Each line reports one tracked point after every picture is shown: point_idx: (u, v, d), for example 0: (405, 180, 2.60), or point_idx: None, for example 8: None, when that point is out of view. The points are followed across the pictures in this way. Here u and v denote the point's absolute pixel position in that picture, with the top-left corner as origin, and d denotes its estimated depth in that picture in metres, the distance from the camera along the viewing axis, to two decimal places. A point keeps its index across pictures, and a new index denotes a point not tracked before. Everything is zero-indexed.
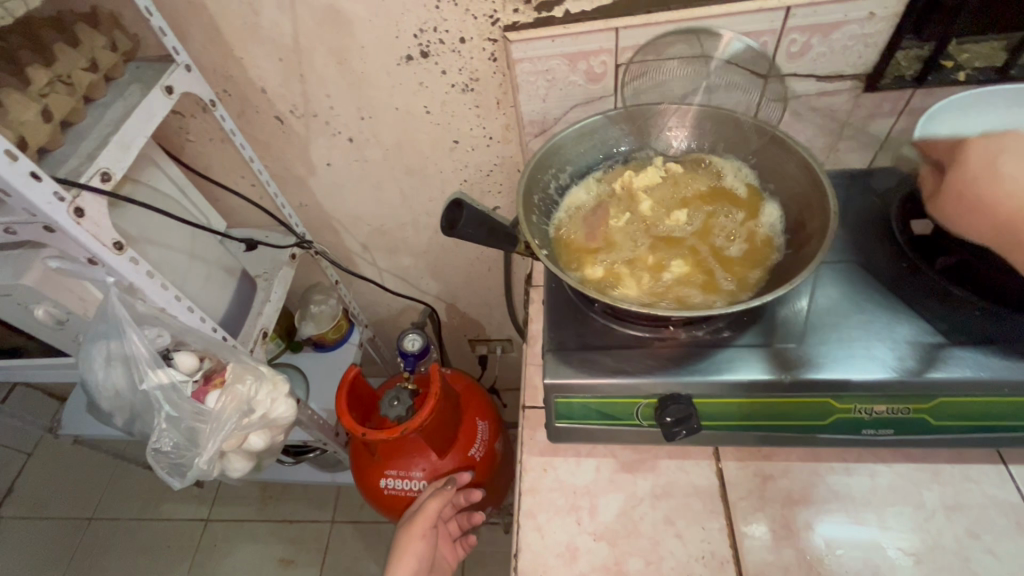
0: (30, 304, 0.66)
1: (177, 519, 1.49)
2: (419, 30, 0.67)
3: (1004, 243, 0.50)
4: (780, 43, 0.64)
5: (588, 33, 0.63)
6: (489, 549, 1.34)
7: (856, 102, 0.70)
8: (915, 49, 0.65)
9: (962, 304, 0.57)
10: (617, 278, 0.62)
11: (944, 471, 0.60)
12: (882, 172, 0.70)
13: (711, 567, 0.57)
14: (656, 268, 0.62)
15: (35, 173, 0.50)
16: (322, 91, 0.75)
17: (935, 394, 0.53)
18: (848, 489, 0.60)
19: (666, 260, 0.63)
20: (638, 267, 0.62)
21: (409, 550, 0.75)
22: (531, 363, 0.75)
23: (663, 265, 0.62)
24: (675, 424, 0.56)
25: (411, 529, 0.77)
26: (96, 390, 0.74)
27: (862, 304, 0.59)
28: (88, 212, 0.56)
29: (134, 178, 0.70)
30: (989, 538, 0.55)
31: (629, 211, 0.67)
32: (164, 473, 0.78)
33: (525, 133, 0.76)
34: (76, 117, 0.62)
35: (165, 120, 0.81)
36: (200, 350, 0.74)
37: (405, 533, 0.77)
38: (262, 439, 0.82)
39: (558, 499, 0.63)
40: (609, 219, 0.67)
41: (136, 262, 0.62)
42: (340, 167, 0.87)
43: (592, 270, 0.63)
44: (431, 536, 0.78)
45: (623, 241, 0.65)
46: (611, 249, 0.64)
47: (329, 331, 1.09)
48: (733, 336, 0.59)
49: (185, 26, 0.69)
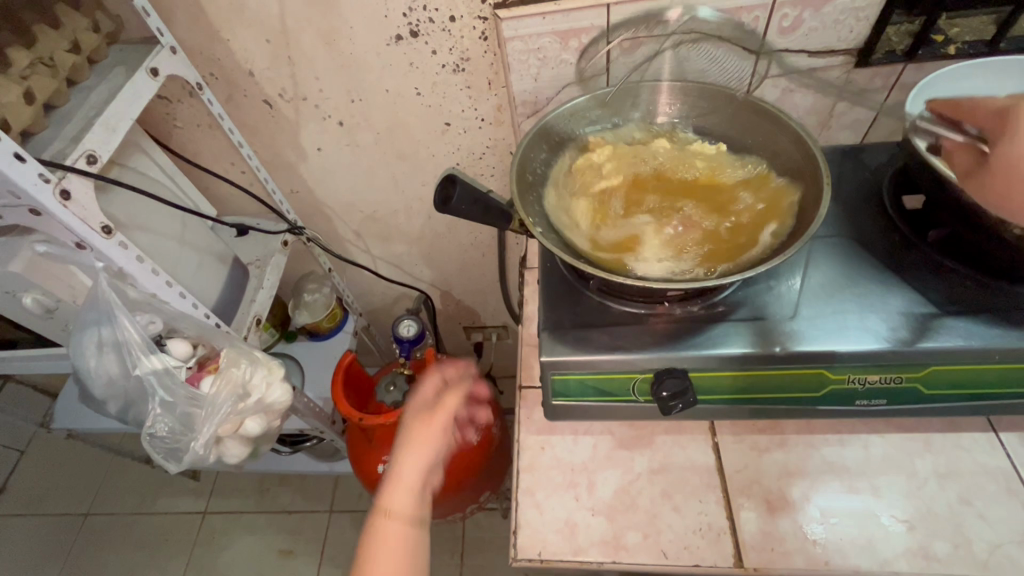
0: (18, 292, 0.66)
1: (174, 512, 1.49)
2: (408, 8, 0.66)
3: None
4: (771, 18, 0.64)
5: (579, 10, 0.62)
6: (488, 534, 1.35)
7: (847, 77, 0.70)
8: (906, 25, 0.64)
9: (953, 274, 0.58)
10: (723, 242, 0.60)
11: (935, 440, 0.60)
12: (873, 147, 0.70)
13: (708, 538, 0.57)
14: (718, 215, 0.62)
15: (18, 154, 0.49)
16: (311, 74, 0.74)
17: (926, 363, 0.54)
18: (842, 460, 0.60)
19: (709, 206, 0.63)
20: (660, 172, 0.66)
21: (416, 453, 0.63)
22: (526, 344, 0.75)
23: (722, 216, 0.62)
24: (672, 399, 0.56)
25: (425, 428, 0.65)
26: (88, 378, 0.74)
27: (856, 279, 0.59)
28: (75, 194, 0.55)
29: (120, 163, 0.70)
30: (979, 504, 0.56)
31: (664, 232, 0.61)
32: (160, 458, 0.78)
33: (517, 114, 0.75)
34: (60, 100, 0.62)
35: (151, 105, 0.80)
36: (194, 338, 0.74)
37: (414, 434, 0.64)
38: (258, 424, 0.82)
39: (555, 476, 0.63)
40: (676, 227, 0.61)
41: (125, 246, 0.61)
42: (330, 151, 0.86)
43: (737, 240, 0.60)
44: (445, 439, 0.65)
45: (655, 203, 0.64)
46: (688, 201, 0.64)
47: (323, 319, 1.08)
48: (728, 310, 0.59)
49: (169, 7, 0.68)
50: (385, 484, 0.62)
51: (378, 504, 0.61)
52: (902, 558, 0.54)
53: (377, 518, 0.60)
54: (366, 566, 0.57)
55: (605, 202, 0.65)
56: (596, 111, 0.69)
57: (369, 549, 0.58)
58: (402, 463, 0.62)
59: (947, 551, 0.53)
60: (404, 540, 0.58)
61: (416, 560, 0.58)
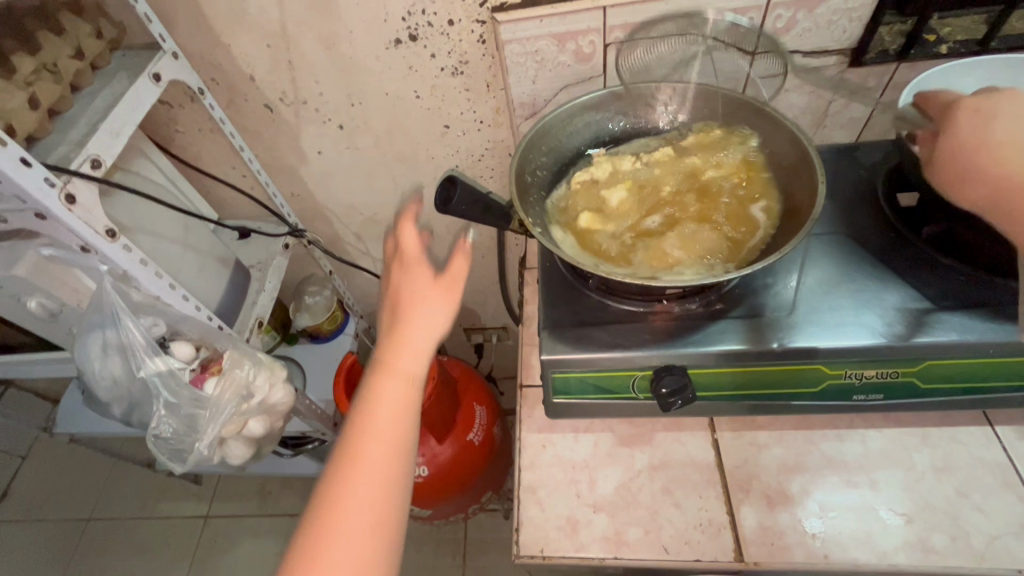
0: (23, 295, 0.67)
1: (176, 516, 1.49)
2: (407, 12, 0.67)
3: (988, 209, 0.48)
4: (765, 19, 0.65)
5: (576, 13, 0.63)
6: (490, 535, 1.35)
7: (841, 77, 0.71)
8: (898, 25, 0.65)
9: (947, 270, 0.59)
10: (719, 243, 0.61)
11: (933, 434, 0.61)
12: (868, 146, 0.71)
13: (708, 533, 0.57)
14: (714, 217, 0.63)
15: (24, 159, 0.50)
16: (311, 78, 0.75)
17: (922, 357, 0.54)
18: (840, 455, 0.61)
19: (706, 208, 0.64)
20: (651, 177, 0.67)
21: (427, 320, 0.58)
22: (527, 344, 0.76)
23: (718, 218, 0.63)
24: (671, 395, 0.57)
25: (439, 294, 0.59)
26: (93, 381, 0.75)
27: (852, 275, 0.60)
28: (80, 198, 0.56)
29: (123, 167, 0.71)
30: (976, 496, 0.56)
31: (680, 233, 0.62)
32: (165, 459, 0.79)
33: (516, 116, 0.76)
34: (63, 106, 0.62)
35: (153, 110, 0.81)
36: (195, 339, 0.75)
37: (426, 297, 0.58)
38: (261, 425, 0.82)
39: (556, 473, 0.64)
40: (686, 226, 0.63)
41: (129, 249, 0.62)
42: (331, 154, 0.86)
43: (732, 241, 0.61)
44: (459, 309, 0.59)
45: (653, 207, 0.65)
46: (685, 201, 0.65)
47: (324, 322, 1.09)
48: (726, 308, 0.60)
49: (171, 13, 0.69)
50: (390, 345, 0.57)
51: (380, 364, 0.56)
52: (900, 551, 0.54)
53: (377, 378, 0.55)
54: (360, 423, 0.53)
55: (614, 215, 0.65)
56: (574, 125, 0.69)
57: (365, 409, 0.53)
58: (411, 327, 0.57)
59: (945, 544, 0.54)
60: (402, 406, 0.54)
61: (412, 431, 0.54)
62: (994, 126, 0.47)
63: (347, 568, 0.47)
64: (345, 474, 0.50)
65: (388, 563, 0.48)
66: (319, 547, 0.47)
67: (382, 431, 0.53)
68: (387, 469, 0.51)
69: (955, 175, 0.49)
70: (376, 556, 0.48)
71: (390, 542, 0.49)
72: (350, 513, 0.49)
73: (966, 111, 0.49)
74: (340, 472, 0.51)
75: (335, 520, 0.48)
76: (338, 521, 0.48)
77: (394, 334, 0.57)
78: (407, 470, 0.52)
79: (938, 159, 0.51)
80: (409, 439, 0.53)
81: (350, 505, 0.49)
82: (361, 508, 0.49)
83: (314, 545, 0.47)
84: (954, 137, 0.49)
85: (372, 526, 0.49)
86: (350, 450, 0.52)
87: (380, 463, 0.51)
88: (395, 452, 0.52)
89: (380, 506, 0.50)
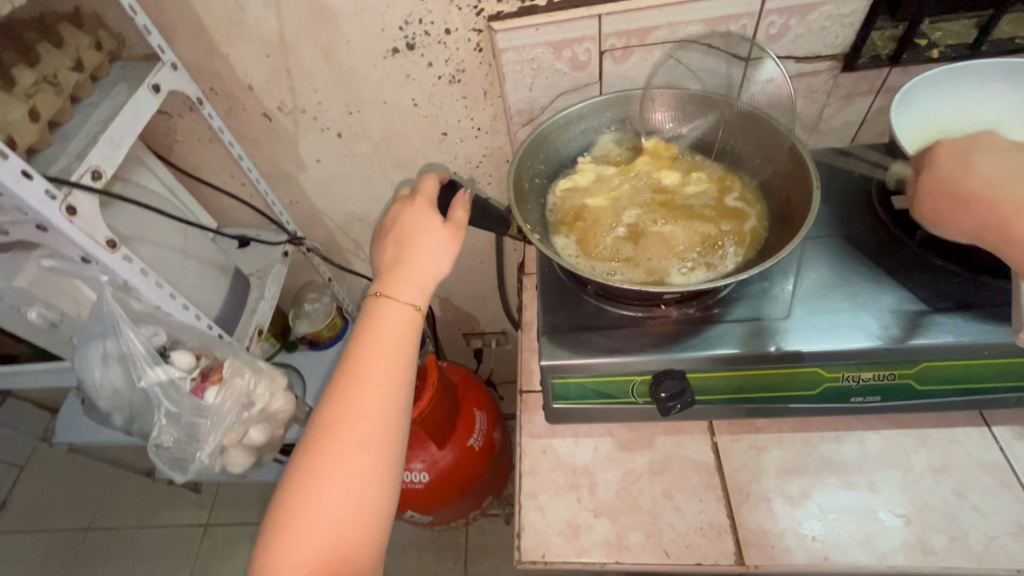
0: (23, 306, 0.67)
1: (176, 525, 1.48)
2: (404, 22, 0.67)
3: (990, 237, 0.47)
4: (759, 25, 0.65)
5: (571, 21, 0.64)
6: (491, 540, 1.35)
7: (835, 82, 0.72)
8: (888, 30, 0.66)
9: (942, 272, 0.59)
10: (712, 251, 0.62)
11: (930, 435, 0.62)
12: (862, 150, 0.72)
13: (709, 537, 0.58)
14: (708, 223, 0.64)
15: (26, 172, 0.50)
16: (309, 87, 0.76)
17: (918, 359, 0.55)
18: (839, 456, 0.61)
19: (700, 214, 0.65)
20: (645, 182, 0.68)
21: (431, 254, 0.57)
22: (527, 349, 0.76)
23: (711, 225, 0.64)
24: (670, 400, 0.57)
25: (443, 230, 0.58)
26: (94, 391, 0.75)
27: (848, 277, 0.60)
28: (81, 210, 0.56)
29: (122, 177, 0.71)
30: (974, 496, 0.57)
31: (675, 239, 0.63)
32: (166, 468, 0.80)
33: (513, 123, 0.77)
34: (64, 117, 0.63)
35: (152, 120, 0.81)
36: (196, 348, 0.75)
37: (430, 231, 0.58)
38: (261, 434, 0.83)
39: (557, 478, 0.64)
40: (679, 230, 0.64)
41: (129, 260, 0.62)
42: (329, 162, 0.87)
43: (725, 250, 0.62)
44: (461, 246, 0.59)
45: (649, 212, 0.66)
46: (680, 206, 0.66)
47: (323, 329, 1.09)
48: (723, 312, 0.60)
49: (170, 23, 0.69)
50: (392, 275, 0.57)
51: (382, 293, 0.56)
52: (900, 552, 0.55)
53: (378, 306, 0.55)
54: (362, 348, 0.53)
55: (607, 219, 0.66)
56: (572, 130, 0.70)
57: (366, 336, 0.53)
58: (414, 259, 0.57)
59: (944, 544, 0.54)
60: (403, 334, 0.54)
61: (411, 365, 0.54)
62: (977, 154, 0.49)
63: (350, 484, 0.48)
64: (346, 397, 0.51)
65: (389, 480, 0.50)
66: (323, 464, 0.48)
67: (384, 356, 0.53)
68: (388, 394, 0.51)
69: (949, 204, 0.50)
70: (378, 474, 0.49)
71: (391, 461, 0.50)
72: (352, 434, 0.49)
73: (947, 145, 0.51)
74: (342, 394, 0.51)
75: (338, 440, 0.49)
76: (341, 441, 0.49)
77: (396, 266, 0.57)
78: (407, 394, 0.53)
79: (926, 193, 0.51)
80: (409, 366, 0.54)
81: (353, 427, 0.50)
82: (363, 429, 0.50)
83: (317, 463, 0.48)
84: (940, 167, 0.50)
85: (374, 449, 0.49)
86: (351, 374, 0.52)
87: (382, 388, 0.51)
88: (395, 378, 0.52)
89: (382, 428, 0.50)
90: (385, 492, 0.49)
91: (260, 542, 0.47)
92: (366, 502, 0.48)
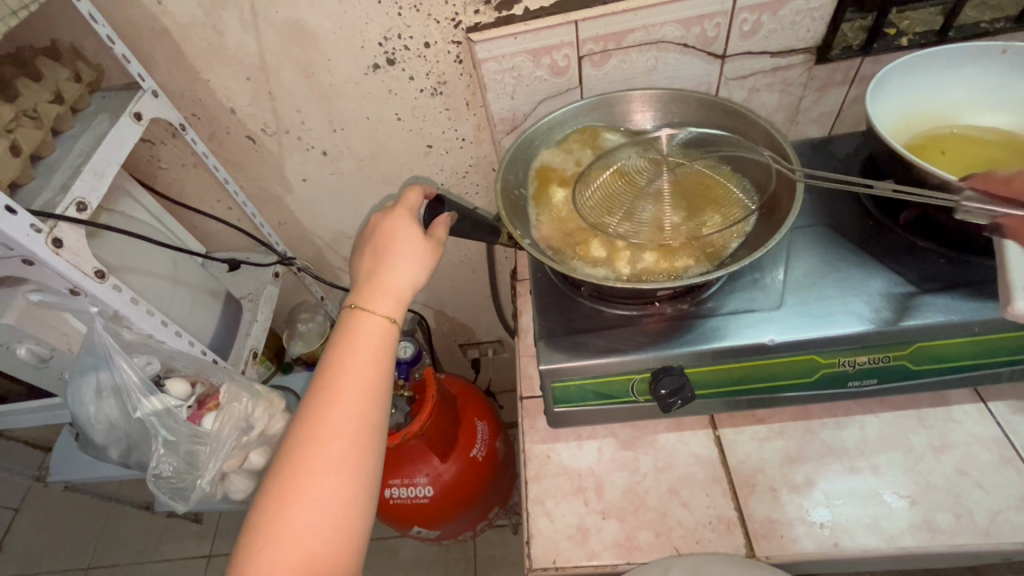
0: (13, 343, 0.67)
1: (179, 558, 1.46)
2: (384, 37, 0.68)
3: None
4: (732, 23, 0.66)
5: (549, 29, 0.65)
6: (499, 552, 1.34)
7: (810, 74, 0.73)
8: (859, 21, 0.69)
9: (927, 252, 0.60)
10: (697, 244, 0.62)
11: (928, 415, 0.62)
12: (842, 138, 0.73)
13: (719, 531, 0.58)
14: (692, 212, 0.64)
15: (9, 207, 0.50)
16: (292, 107, 0.76)
17: (912, 340, 0.56)
18: (841, 442, 0.62)
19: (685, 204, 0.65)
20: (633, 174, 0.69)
21: (407, 266, 0.57)
22: (524, 355, 0.76)
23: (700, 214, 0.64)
24: (671, 396, 0.58)
25: (420, 243, 0.58)
26: (88, 424, 0.75)
27: (835, 264, 0.61)
28: (67, 242, 0.56)
29: (108, 208, 0.71)
30: (976, 473, 0.57)
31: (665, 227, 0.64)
32: (167, 498, 0.78)
33: (497, 131, 0.77)
34: (45, 150, 0.62)
35: (135, 148, 0.81)
36: (190, 376, 0.75)
37: (407, 242, 0.58)
38: (262, 457, 0.84)
39: (563, 482, 0.64)
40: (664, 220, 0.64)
41: (119, 289, 0.62)
42: (316, 181, 0.87)
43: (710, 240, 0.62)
44: (439, 260, 0.60)
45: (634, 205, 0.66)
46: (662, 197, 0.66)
47: (319, 347, 1.08)
48: (716, 305, 0.61)
49: (148, 51, 0.69)
50: (368, 288, 0.56)
51: (357, 307, 0.55)
52: (907, 533, 0.55)
53: (353, 321, 0.54)
54: (336, 364, 0.52)
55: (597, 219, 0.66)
56: (556, 134, 0.71)
57: (341, 350, 0.53)
58: (389, 272, 0.57)
59: (950, 523, 0.55)
60: (378, 347, 0.54)
61: (388, 379, 0.54)
62: None
63: (324, 502, 0.48)
64: (320, 413, 0.50)
65: (365, 498, 0.50)
66: (297, 482, 0.48)
67: (359, 370, 0.52)
68: (363, 409, 0.51)
69: None
70: (351, 491, 0.49)
71: (367, 477, 0.50)
72: (327, 451, 0.49)
73: None
74: (316, 410, 0.50)
75: (311, 458, 0.49)
76: (314, 458, 0.49)
77: (371, 280, 0.57)
78: (383, 409, 0.52)
79: None
80: (385, 380, 0.53)
81: (328, 444, 0.49)
82: (337, 447, 0.49)
83: (290, 481, 0.48)
84: None
85: (349, 467, 0.49)
86: (325, 388, 0.51)
87: (356, 403, 0.51)
88: (371, 392, 0.52)
89: (356, 445, 0.50)
90: (359, 508, 0.49)
91: (236, 562, 0.47)
92: (340, 518, 0.48)
